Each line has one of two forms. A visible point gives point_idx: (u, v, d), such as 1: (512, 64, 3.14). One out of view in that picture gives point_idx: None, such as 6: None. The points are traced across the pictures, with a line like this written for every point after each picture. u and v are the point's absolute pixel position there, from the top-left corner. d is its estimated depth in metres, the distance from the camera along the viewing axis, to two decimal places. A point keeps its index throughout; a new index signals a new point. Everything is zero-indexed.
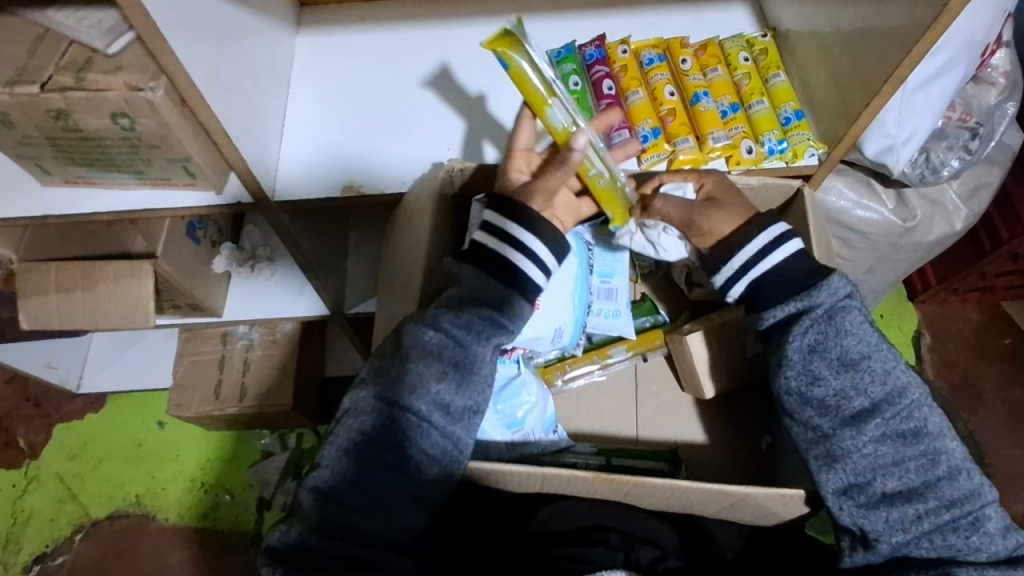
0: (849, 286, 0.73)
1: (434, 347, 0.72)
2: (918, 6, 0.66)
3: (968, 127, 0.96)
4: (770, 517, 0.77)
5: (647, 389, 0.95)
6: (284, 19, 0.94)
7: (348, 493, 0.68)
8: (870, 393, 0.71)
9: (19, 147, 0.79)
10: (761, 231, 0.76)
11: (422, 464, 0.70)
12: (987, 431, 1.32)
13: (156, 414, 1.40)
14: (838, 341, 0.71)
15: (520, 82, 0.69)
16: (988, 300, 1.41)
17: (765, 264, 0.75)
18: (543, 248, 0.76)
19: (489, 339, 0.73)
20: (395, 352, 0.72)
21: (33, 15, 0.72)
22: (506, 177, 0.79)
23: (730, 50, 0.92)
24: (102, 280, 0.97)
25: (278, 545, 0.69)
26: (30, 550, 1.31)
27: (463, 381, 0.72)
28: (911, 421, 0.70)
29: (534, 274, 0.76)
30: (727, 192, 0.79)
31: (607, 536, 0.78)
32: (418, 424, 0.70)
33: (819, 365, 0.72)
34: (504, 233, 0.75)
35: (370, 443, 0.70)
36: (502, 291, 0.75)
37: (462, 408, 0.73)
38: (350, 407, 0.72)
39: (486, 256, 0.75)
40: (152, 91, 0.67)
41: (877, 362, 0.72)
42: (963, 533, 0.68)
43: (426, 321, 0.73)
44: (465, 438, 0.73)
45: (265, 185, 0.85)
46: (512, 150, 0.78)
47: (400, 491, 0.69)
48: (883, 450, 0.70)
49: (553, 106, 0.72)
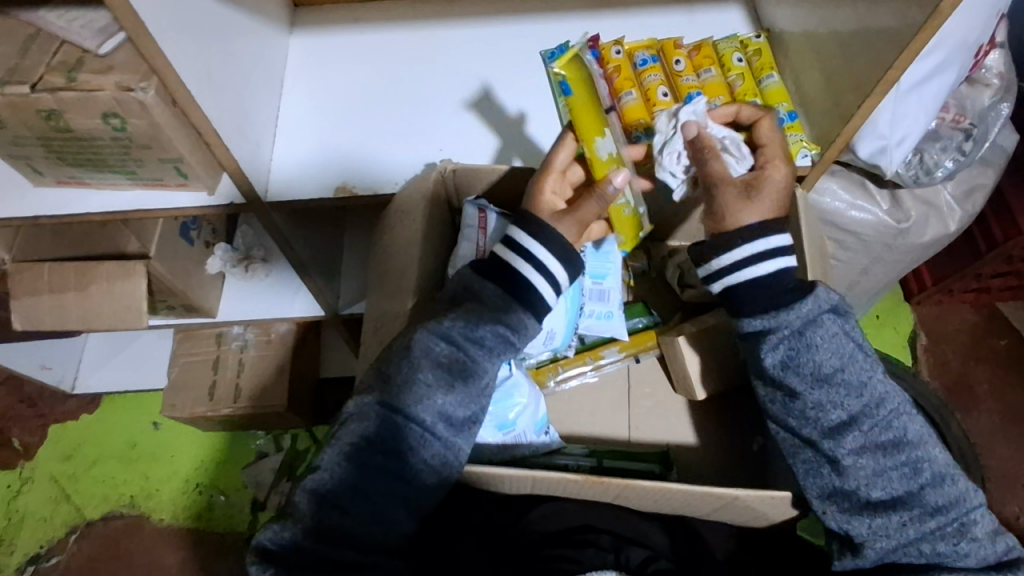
0: (831, 301, 0.72)
1: (442, 359, 0.72)
2: (911, 7, 0.66)
3: (962, 128, 0.96)
4: (761, 519, 0.77)
5: (640, 390, 0.95)
6: (278, 19, 0.94)
7: (346, 496, 0.68)
8: (847, 406, 0.71)
9: (10, 147, 0.79)
10: (745, 242, 0.71)
11: (421, 472, 0.70)
12: (981, 433, 1.32)
13: (151, 415, 1.40)
14: (809, 357, 0.71)
15: (581, 111, 0.82)
16: (983, 301, 1.41)
17: (743, 274, 0.72)
18: (551, 257, 0.74)
19: (502, 357, 0.75)
20: (400, 358, 0.72)
21: (25, 14, 0.72)
22: (541, 195, 0.77)
23: (724, 51, 0.92)
24: (94, 281, 0.96)
25: (269, 544, 0.68)
26: (23, 551, 1.31)
27: (469, 393, 0.73)
28: (889, 432, 0.70)
29: (542, 288, 0.75)
30: (771, 187, 0.73)
31: (598, 537, 0.78)
32: (421, 432, 0.70)
33: (793, 379, 0.71)
34: (514, 244, 0.75)
35: (368, 448, 0.69)
36: (521, 316, 0.75)
37: (463, 418, 0.72)
38: (353, 411, 0.72)
39: (495, 264, 0.76)
40: (143, 92, 0.67)
41: (852, 374, 0.71)
42: (950, 540, 0.68)
43: (439, 331, 0.73)
44: (463, 447, 0.73)
45: (258, 185, 0.85)
46: (551, 167, 0.79)
47: (394, 499, 0.69)
48: (863, 461, 0.70)
49: (604, 135, 0.81)
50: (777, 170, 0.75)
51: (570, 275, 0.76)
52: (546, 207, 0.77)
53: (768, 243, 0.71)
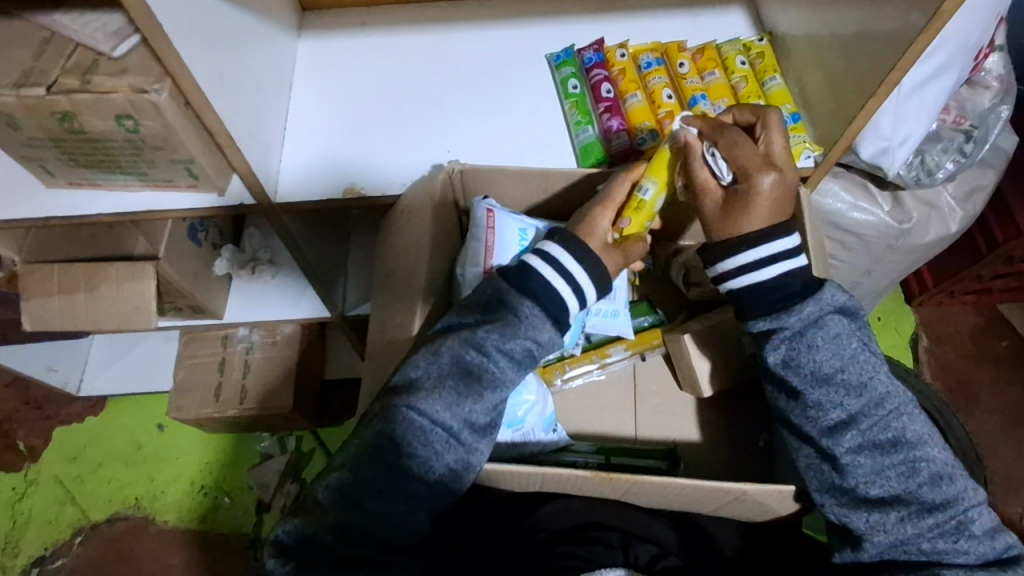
0: (834, 301, 0.73)
1: (469, 365, 0.73)
2: (912, 9, 0.67)
3: (963, 129, 0.97)
4: (767, 513, 0.78)
5: (645, 389, 0.96)
6: (286, 22, 0.95)
7: (370, 497, 0.68)
8: (846, 405, 0.72)
9: (23, 149, 0.80)
10: (753, 245, 0.72)
11: (444, 477, 0.71)
12: (984, 434, 1.33)
13: (156, 417, 1.40)
14: (809, 357, 0.72)
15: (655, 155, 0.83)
16: (984, 303, 1.42)
17: (750, 278, 0.73)
18: (578, 266, 0.76)
19: (524, 371, 0.76)
20: (427, 362, 0.73)
21: (39, 18, 0.73)
22: (597, 225, 0.78)
23: (727, 54, 0.94)
24: (103, 282, 0.97)
25: (286, 540, 0.69)
26: (28, 553, 1.31)
27: (494, 401, 0.73)
28: (889, 431, 0.71)
29: (557, 283, 0.75)
30: (745, 202, 0.73)
31: (606, 535, 0.79)
32: (445, 439, 0.71)
33: (794, 378, 0.73)
34: (547, 254, 0.76)
35: (392, 451, 0.70)
36: (550, 333, 0.76)
37: (486, 424, 0.73)
38: (377, 412, 0.72)
39: (522, 272, 0.76)
40: (157, 94, 0.68)
41: (852, 375, 0.72)
42: (949, 537, 0.69)
43: (472, 339, 0.73)
44: (487, 452, 0.74)
45: (267, 187, 0.86)
46: (613, 199, 0.79)
47: (415, 504, 0.70)
48: (861, 460, 0.71)
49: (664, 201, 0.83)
50: (763, 183, 0.72)
51: (590, 276, 0.76)
52: (598, 236, 0.78)
53: (779, 247, 0.73)
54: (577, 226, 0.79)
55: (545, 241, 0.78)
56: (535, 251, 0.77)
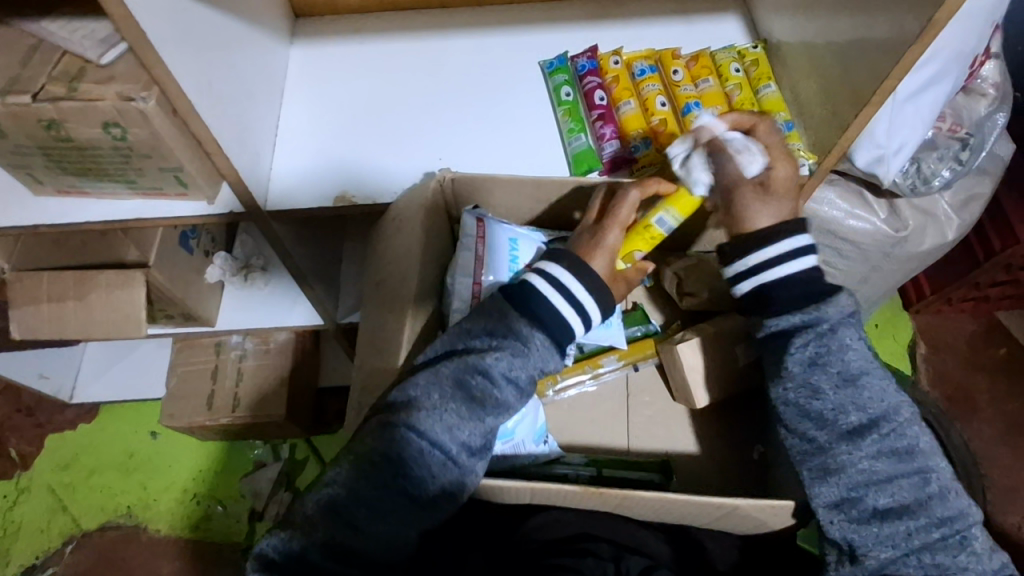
0: (857, 304, 0.73)
1: (466, 385, 0.72)
2: (906, 17, 0.67)
3: (959, 137, 0.96)
4: (759, 527, 0.76)
5: (638, 399, 0.95)
6: (278, 28, 0.95)
7: (359, 515, 0.67)
8: (870, 409, 0.71)
9: (11, 157, 0.79)
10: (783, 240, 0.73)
11: (434, 498, 0.70)
12: (983, 443, 1.32)
13: (149, 425, 1.40)
14: (841, 357, 0.72)
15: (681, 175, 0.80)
16: (983, 310, 1.42)
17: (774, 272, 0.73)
18: (588, 297, 0.75)
19: (520, 397, 0.75)
20: (424, 382, 0.72)
21: (26, 25, 0.72)
22: (604, 241, 0.77)
23: (721, 61, 0.93)
24: (93, 290, 0.96)
25: (271, 553, 0.68)
26: (18, 563, 1.30)
27: (489, 424, 0.73)
28: (907, 439, 0.71)
29: (564, 310, 0.75)
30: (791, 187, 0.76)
31: (598, 546, 0.77)
32: (442, 462, 0.70)
33: (822, 378, 0.72)
34: (556, 283, 0.75)
35: (381, 469, 0.69)
36: (554, 360, 0.76)
37: (479, 445, 0.72)
38: (370, 429, 0.71)
39: (528, 299, 0.75)
40: (144, 101, 0.67)
41: (877, 379, 0.72)
42: (951, 551, 0.68)
43: (472, 361, 0.73)
44: (478, 473, 0.73)
45: (257, 194, 0.85)
46: (617, 215, 0.77)
47: (405, 521, 0.69)
48: (880, 466, 0.70)
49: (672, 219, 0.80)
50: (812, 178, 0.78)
51: (590, 293, 0.75)
52: (606, 255, 0.77)
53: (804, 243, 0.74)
54: (588, 246, 0.77)
55: (549, 266, 0.76)
56: (542, 276, 0.75)
